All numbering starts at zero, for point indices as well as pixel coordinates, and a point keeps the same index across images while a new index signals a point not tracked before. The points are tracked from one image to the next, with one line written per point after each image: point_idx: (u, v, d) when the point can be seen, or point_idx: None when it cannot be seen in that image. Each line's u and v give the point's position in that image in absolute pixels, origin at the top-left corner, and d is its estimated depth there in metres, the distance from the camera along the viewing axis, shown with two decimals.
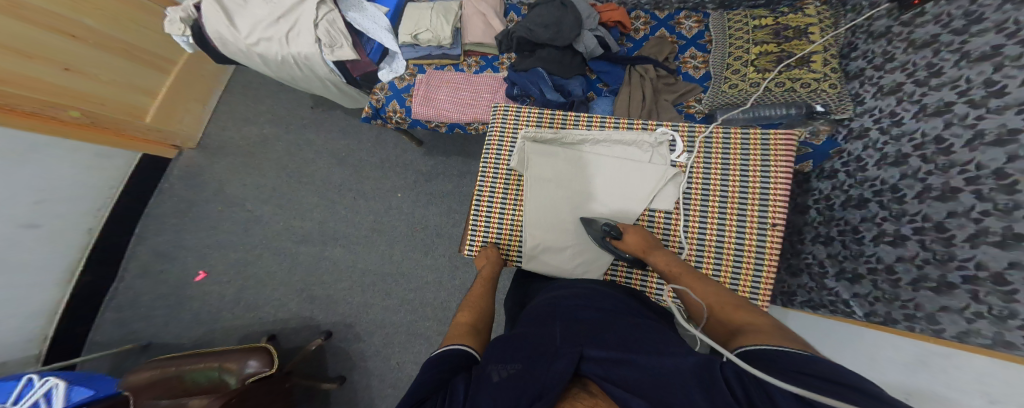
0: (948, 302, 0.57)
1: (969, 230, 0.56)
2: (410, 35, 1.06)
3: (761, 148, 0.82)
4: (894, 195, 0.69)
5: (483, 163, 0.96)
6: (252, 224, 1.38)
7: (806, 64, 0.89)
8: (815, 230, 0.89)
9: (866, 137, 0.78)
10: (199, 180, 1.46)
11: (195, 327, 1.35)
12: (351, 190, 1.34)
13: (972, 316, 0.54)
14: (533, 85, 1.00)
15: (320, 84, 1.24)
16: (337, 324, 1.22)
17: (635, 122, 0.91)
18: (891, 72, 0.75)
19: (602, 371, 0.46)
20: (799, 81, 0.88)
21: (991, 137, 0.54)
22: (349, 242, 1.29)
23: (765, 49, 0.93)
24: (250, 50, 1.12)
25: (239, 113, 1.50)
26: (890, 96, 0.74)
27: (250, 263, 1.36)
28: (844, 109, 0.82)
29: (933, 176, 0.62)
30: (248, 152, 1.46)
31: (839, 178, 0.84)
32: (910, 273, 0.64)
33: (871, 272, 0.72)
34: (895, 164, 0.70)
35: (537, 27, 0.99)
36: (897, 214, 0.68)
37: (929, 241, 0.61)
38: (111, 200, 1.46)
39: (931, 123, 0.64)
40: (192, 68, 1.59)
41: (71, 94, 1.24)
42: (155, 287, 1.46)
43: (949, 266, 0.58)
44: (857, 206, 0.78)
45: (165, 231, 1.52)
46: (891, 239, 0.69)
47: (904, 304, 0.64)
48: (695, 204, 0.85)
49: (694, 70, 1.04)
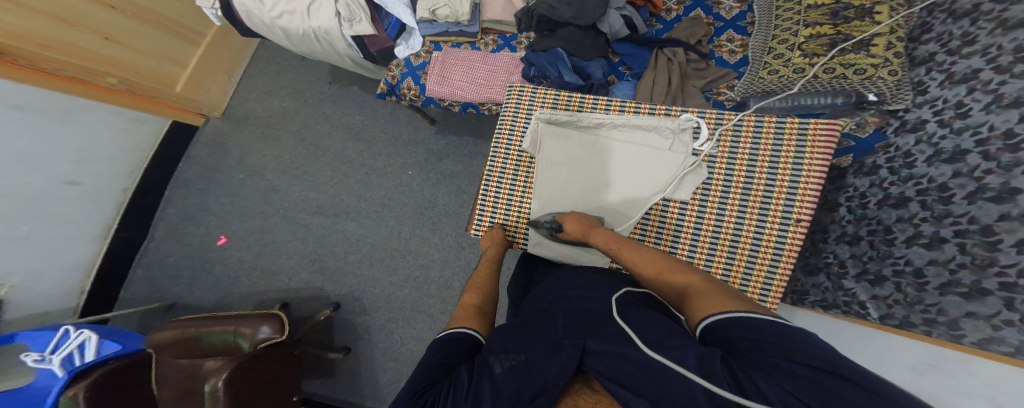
0: (976, 309, 0.55)
1: (1019, 234, 0.51)
2: (428, 11, 1.03)
3: (795, 139, 0.76)
4: (941, 194, 0.63)
5: (495, 142, 0.95)
6: (269, 195, 1.42)
7: (864, 47, 0.81)
8: (841, 228, 0.85)
9: (923, 129, 0.70)
10: (223, 149, 1.51)
11: (214, 290, 1.41)
12: (364, 166, 1.36)
13: (1001, 324, 0.51)
14: (551, 66, 0.98)
15: (339, 59, 1.25)
16: (345, 296, 1.25)
17: (658, 107, 0.87)
18: (968, 57, 0.65)
19: (602, 367, 0.46)
20: (853, 67, 0.81)
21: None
22: (361, 217, 1.31)
23: (817, 32, 0.87)
24: (273, 23, 1.14)
25: (261, 86, 1.53)
26: (961, 85, 0.65)
27: (266, 232, 1.40)
28: (900, 100, 0.75)
29: (992, 175, 0.56)
30: (267, 125, 1.49)
31: (879, 174, 0.78)
32: (939, 278, 0.61)
33: (896, 274, 0.68)
34: (949, 161, 0.63)
35: (559, 4, 0.95)
36: (940, 215, 0.63)
37: (971, 245, 0.57)
38: (142, 165, 1.52)
39: (1003, 116, 0.56)
40: (219, 40, 1.62)
41: (107, 61, 1.29)
42: (180, 250, 1.53)
43: (987, 273, 0.54)
44: (894, 205, 0.72)
45: (190, 197, 1.59)
46: (927, 241, 0.64)
47: (926, 308, 0.62)
48: (714, 195, 0.82)
49: (729, 55, 1.03)
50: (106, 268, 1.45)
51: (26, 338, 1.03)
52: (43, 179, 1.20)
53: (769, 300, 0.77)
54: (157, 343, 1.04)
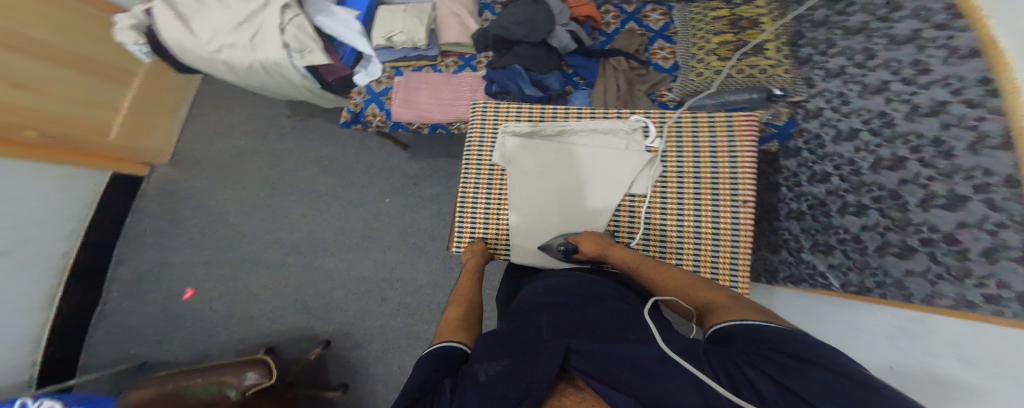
0: (911, 267, 0.62)
1: (918, 196, 0.61)
2: (383, 38, 1.03)
3: (727, 133, 0.86)
4: (852, 167, 0.74)
5: (465, 160, 0.96)
6: (237, 239, 1.35)
7: (761, 51, 0.97)
8: (786, 206, 0.93)
9: (822, 115, 0.83)
10: (177, 197, 1.41)
11: (188, 346, 1.32)
12: (338, 199, 1.32)
13: (935, 279, 0.58)
14: (510, 82, 0.98)
15: (294, 91, 1.18)
16: (336, 332, 1.22)
17: (610, 111, 0.93)
18: (834, 56, 0.82)
19: (588, 366, 0.47)
20: (756, 67, 0.96)
21: (925, 110, 0.59)
22: (342, 251, 1.28)
23: (725, 39, 1.02)
24: (213, 57, 1.05)
25: (212, 125, 1.44)
26: (836, 78, 0.81)
27: (241, 277, 1.33)
28: (799, 92, 0.89)
29: (883, 148, 0.67)
30: (224, 166, 1.41)
31: (802, 155, 0.88)
32: (875, 241, 0.70)
33: (841, 243, 0.77)
34: (849, 139, 0.75)
35: (510, 24, 0.97)
36: (857, 186, 0.73)
37: (887, 209, 0.67)
38: (84, 221, 1.40)
39: (874, 101, 0.70)
40: (154, 78, 1.50)
41: (28, 112, 1.14)
42: (142, 308, 1.41)
43: (908, 231, 0.63)
44: (820, 180, 0.83)
45: (147, 249, 1.48)
46: (855, 209, 0.74)
47: (874, 271, 0.70)
48: (672, 188, 0.88)
49: (663, 61, 1.07)
50: (54, 340, 1.31)
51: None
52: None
53: (739, 283, 0.82)
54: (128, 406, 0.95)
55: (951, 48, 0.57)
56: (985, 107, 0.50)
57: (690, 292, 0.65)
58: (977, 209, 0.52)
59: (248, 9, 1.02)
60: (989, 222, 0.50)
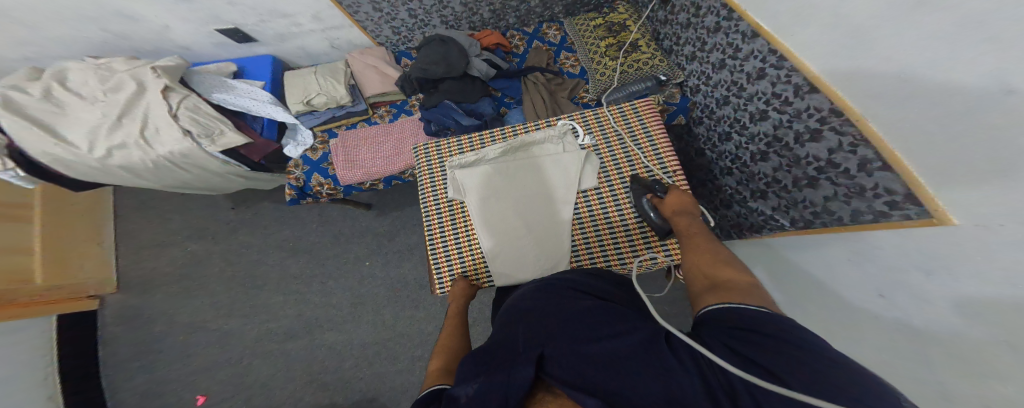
0: (825, 193, 0.69)
1: (793, 135, 0.72)
2: (302, 103, 0.94)
3: (635, 113, 0.87)
4: (739, 123, 0.85)
5: (421, 204, 0.84)
6: (225, 339, 1.28)
7: (637, 48, 1.03)
8: (717, 165, 0.98)
9: (703, 89, 0.94)
10: (146, 316, 1.32)
11: None
12: (316, 274, 1.25)
13: (847, 197, 0.64)
14: (446, 117, 0.91)
15: (221, 180, 1.05)
16: (360, 401, 1.16)
17: (537, 122, 0.88)
18: (687, 44, 0.96)
19: (563, 371, 0.38)
20: (640, 61, 1.00)
21: (756, 75, 0.76)
22: (338, 325, 1.22)
23: (608, 42, 1.03)
24: (105, 165, 0.90)
25: (155, 237, 1.38)
26: (697, 60, 0.94)
27: (245, 374, 1.26)
28: (678, 74, 0.99)
29: (750, 104, 0.80)
30: (183, 276, 1.33)
31: (705, 122, 0.97)
32: (789, 178, 0.77)
33: (770, 186, 0.82)
34: (727, 103, 0.87)
35: (427, 65, 0.90)
36: (753, 136, 0.82)
37: (781, 150, 0.76)
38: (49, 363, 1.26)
39: (723, 74, 0.86)
40: (56, 204, 1.30)
41: None
42: None
43: (803, 164, 0.72)
44: (727, 138, 0.91)
45: (129, 375, 1.31)
46: (761, 156, 0.82)
47: (805, 204, 0.74)
48: (614, 175, 0.82)
49: (572, 68, 1.03)
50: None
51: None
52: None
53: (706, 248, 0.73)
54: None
55: (743, 33, 0.77)
56: (785, 69, 0.68)
57: (713, 266, 0.56)
58: (832, 138, 0.63)
59: (123, 100, 0.89)
60: (845, 143, 0.60)
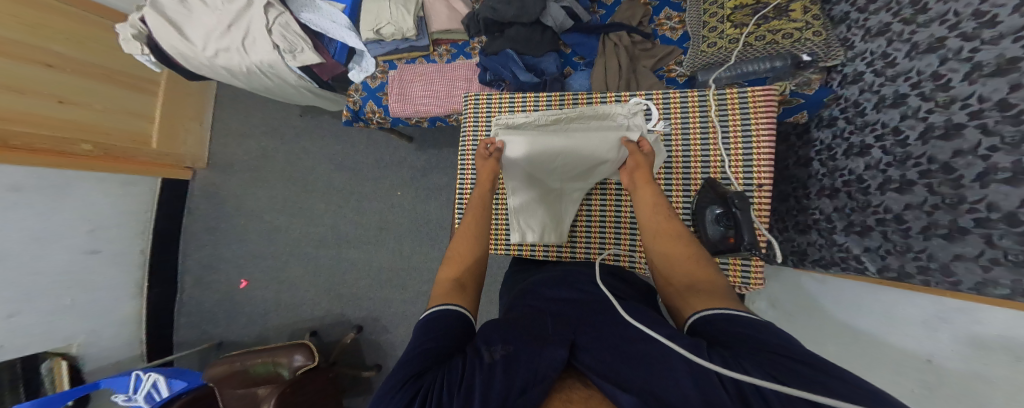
0: (961, 251, 0.56)
1: (977, 168, 0.54)
2: (372, 31, 0.95)
3: (739, 109, 0.78)
4: (896, 138, 0.67)
5: (460, 153, 0.93)
6: (273, 234, 1.47)
7: (784, 13, 0.81)
8: (818, 182, 0.86)
9: (861, 80, 0.75)
10: (222, 196, 1.53)
11: (249, 328, 1.48)
12: (355, 193, 1.37)
13: (988, 264, 0.52)
14: (504, 69, 0.91)
15: (294, 91, 1.17)
16: (366, 318, 1.32)
17: (608, 94, 0.85)
18: (876, 13, 0.72)
19: (591, 361, 0.47)
20: (780, 32, 0.79)
21: (989, 69, 0.52)
22: (362, 243, 1.35)
23: (741, 2, 0.85)
24: (212, 63, 1.04)
25: (235, 129, 1.53)
26: (879, 38, 0.71)
27: (280, 269, 1.46)
28: (833, 56, 0.76)
29: (934, 114, 0.60)
30: (252, 167, 1.51)
31: (838, 125, 0.81)
32: (919, 221, 0.63)
33: (880, 223, 0.70)
34: (894, 105, 0.68)
35: (500, 4, 0.87)
36: (902, 158, 0.66)
37: (936, 184, 0.60)
38: (150, 223, 1.62)
39: (924, 61, 0.62)
40: (177, 86, 1.61)
41: (79, 126, 1.32)
42: (209, 296, 1.65)
43: (959, 210, 0.56)
44: (859, 154, 0.75)
45: (202, 246, 1.69)
46: (897, 186, 0.67)
47: (916, 255, 0.63)
48: (677, 174, 0.83)
49: (671, 33, 0.97)
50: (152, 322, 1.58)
51: (109, 383, 1.17)
52: (65, 252, 1.31)
53: (751, 280, 0.78)
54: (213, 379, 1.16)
55: None
56: None
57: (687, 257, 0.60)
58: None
59: (234, 10, 0.96)
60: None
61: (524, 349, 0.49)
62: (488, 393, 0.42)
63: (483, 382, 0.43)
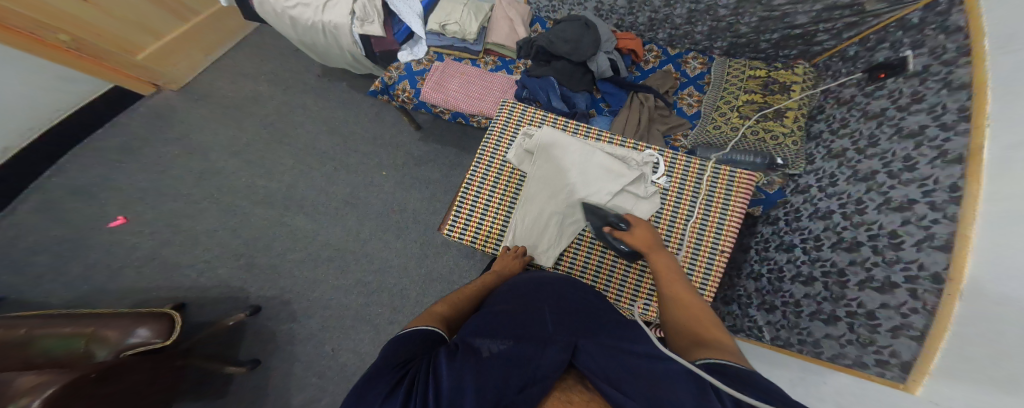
0: (831, 331, 0.75)
1: (860, 276, 0.73)
2: (438, 24, 1.10)
3: (726, 187, 0.91)
4: (815, 243, 0.87)
5: (480, 150, 1.02)
6: (208, 174, 1.28)
7: (781, 117, 1.04)
8: (751, 266, 1.07)
9: (808, 192, 0.94)
10: (172, 118, 1.37)
11: (77, 286, 1.14)
12: (333, 160, 1.29)
13: (845, 342, 0.71)
14: (541, 91, 1.08)
15: (339, 54, 1.22)
16: (272, 300, 1.13)
17: (627, 141, 0.98)
18: (841, 138, 0.91)
19: (596, 366, 0.52)
20: (771, 132, 1.03)
21: (894, 204, 0.69)
22: (315, 212, 1.22)
23: (751, 99, 1.08)
24: (283, 11, 1.11)
25: (239, 68, 1.47)
26: (834, 159, 0.90)
27: (188, 218, 1.22)
28: (797, 166, 0.97)
29: (847, 230, 0.79)
30: (230, 104, 1.40)
31: (778, 224, 1.02)
32: (809, 307, 0.82)
33: (783, 304, 0.89)
34: (822, 217, 0.87)
35: (557, 40, 1.08)
36: (814, 259, 0.85)
37: (831, 283, 0.79)
38: (49, 124, 1.30)
39: (857, 187, 0.80)
40: (213, 17, 1.54)
41: (64, 17, 1.18)
42: (42, 229, 1.23)
43: (839, 302, 0.75)
44: (785, 248, 0.96)
45: (94, 168, 1.35)
46: (804, 278, 0.86)
47: (800, 331, 0.82)
48: (663, 225, 0.92)
49: (688, 107, 1.16)
50: None
51: None
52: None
53: None
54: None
55: (942, 151, 0.62)
56: (943, 212, 0.58)
57: (693, 321, 0.61)
58: (900, 295, 0.63)
59: None
60: (907, 306, 0.61)
61: (520, 348, 0.52)
62: (480, 388, 0.45)
63: (473, 380, 0.45)
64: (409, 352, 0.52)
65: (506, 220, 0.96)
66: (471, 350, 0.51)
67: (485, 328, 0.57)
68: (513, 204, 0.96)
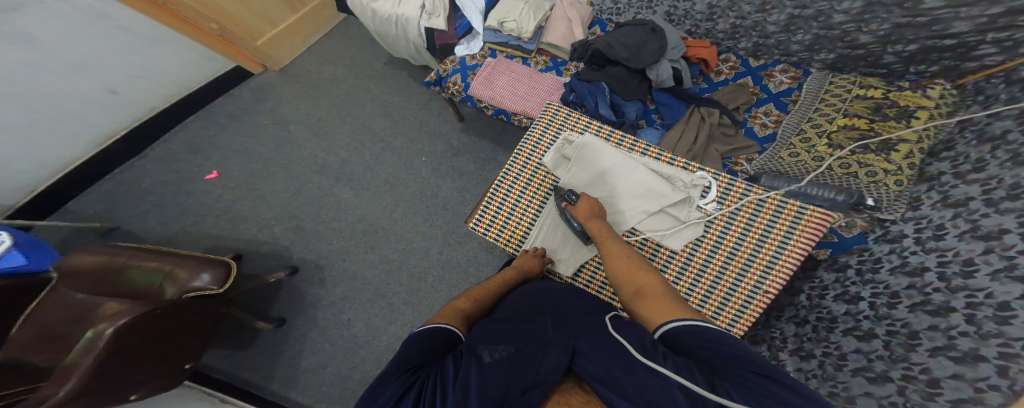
0: (874, 390, 0.61)
1: (937, 342, 0.56)
2: (497, 21, 1.14)
3: (789, 223, 0.77)
4: (889, 299, 0.66)
5: (517, 150, 0.99)
6: (283, 143, 1.46)
7: (887, 149, 0.81)
8: (795, 311, 0.86)
9: (898, 242, 0.70)
10: (269, 96, 1.59)
11: (172, 223, 1.39)
12: (383, 142, 1.39)
13: (886, 403, 0.58)
14: (590, 97, 1.04)
15: (405, 46, 1.32)
16: (308, 263, 1.23)
17: (678, 159, 0.89)
18: (969, 183, 0.63)
19: (593, 369, 0.48)
20: (868, 167, 0.82)
21: (1018, 271, 0.50)
22: (360, 188, 1.32)
23: (851, 124, 0.89)
24: (367, 4, 1.24)
25: (324, 55, 1.66)
26: (948, 209, 0.64)
27: (260, 178, 1.40)
28: (892, 210, 0.73)
29: (938, 293, 0.59)
30: (311, 86, 1.58)
31: (846, 273, 0.78)
32: (857, 362, 0.67)
33: (824, 354, 0.73)
34: (909, 273, 0.65)
35: (617, 44, 1.03)
36: (879, 315, 0.67)
37: (895, 343, 0.62)
38: (188, 92, 1.62)
39: (969, 245, 0.57)
40: (315, 11, 1.78)
41: (222, 12, 1.46)
42: (162, 174, 1.51)
43: (897, 364, 0.60)
44: (846, 300, 0.74)
45: (205, 130, 1.62)
46: (860, 333, 0.69)
47: (835, 385, 0.67)
48: (701, 254, 0.82)
49: (760, 128, 1.02)
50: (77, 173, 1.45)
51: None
52: (89, 79, 1.32)
53: None
54: (73, 267, 0.95)
55: None
56: None
57: (631, 272, 0.65)
58: (983, 370, 0.49)
59: None
60: (986, 381, 0.48)
61: (523, 353, 0.51)
62: (485, 390, 0.43)
63: (478, 380, 0.44)
64: (420, 356, 0.51)
65: (531, 223, 0.92)
66: (476, 354, 0.50)
67: (489, 334, 0.56)
68: (541, 209, 0.92)
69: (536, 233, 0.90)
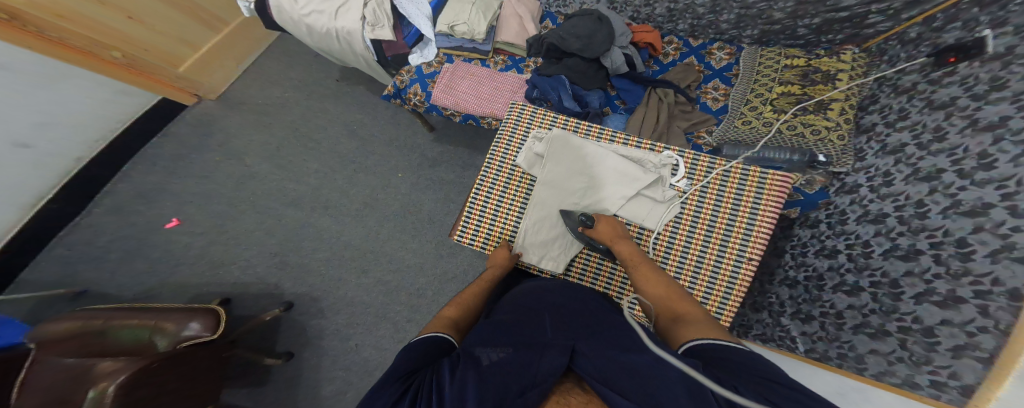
0: (877, 347, 0.70)
1: (917, 288, 0.66)
2: (447, 25, 1.10)
3: (755, 190, 0.85)
4: (864, 248, 0.79)
5: (490, 153, 1.01)
6: (246, 178, 1.39)
7: (823, 110, 0.91)
8: (785, 272, 1.00)
9: (855, 192, 0.84)
10: (214, 128, 1.48)
11: (144, 280, 1.32)
12: (354, 163, 1.36)
13: (894, 360, 0.67)
14: (553, 90, 1.05)
15: (354, 60, 1.25)
16: (302, 297, 1.23)
17: (644, 142, 0.94)
18: (901, 130, 0.77)
19: (594, 371, 0.53)
20: (810, 126, 0.90)
21: (964, 208, 0.60)
22: (340, 215, 1.30)
23: (788, 90, 0.96)
24: (300, 20, 1.15)
25: (266, 76, 1.55)
26: (890, 155, 0.77)
27: (229, 219, 1.35)
28: (844, 163, 0.85)
29: (903, 236, 0.70)
30: (262, 112, 1.49)
31: (819, 228, 0.93)
32: (854, 319, 0.76)
33: (822, 315, 0.84)
34: (873, 221, 0.78)
35: (569, 36, 1.03)
36: (858, 267, 0.79)
37: (881, 294, 0.72)
38: (113, 134, 1.46)
39: (918, 187, 0.69)
40: (240, 28, 1.65)
41: (120, 37, 1.32)
42: (117, 229, 1.41)
43: (890, 316, 0.69)
44: (828, 255, 0.88)
45: (154, 174, 1.51)
46: (848, 288, 0.80)
47: (842, 344, 0.77)
48: (683, 231, 0.88)
49: (712, 102, 1.08)
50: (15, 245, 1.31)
51: None
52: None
53: None
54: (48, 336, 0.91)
55: None
56: None
57: (671, 300, 0.70)
58: (968, 312, 0.57)
59: None
60: (973, 324, 0.56)
61: (522, 353, 0.54)
62: (482, 389, 0.47)
63: (476, 379, 0.49)
64: (415, 362, 0.56)
65: (517, 226, 0.96)
66: (475, 359, 0.54)
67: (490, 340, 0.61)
68: (524, 209, 0.96)
69: (522, 234, 0.92)
